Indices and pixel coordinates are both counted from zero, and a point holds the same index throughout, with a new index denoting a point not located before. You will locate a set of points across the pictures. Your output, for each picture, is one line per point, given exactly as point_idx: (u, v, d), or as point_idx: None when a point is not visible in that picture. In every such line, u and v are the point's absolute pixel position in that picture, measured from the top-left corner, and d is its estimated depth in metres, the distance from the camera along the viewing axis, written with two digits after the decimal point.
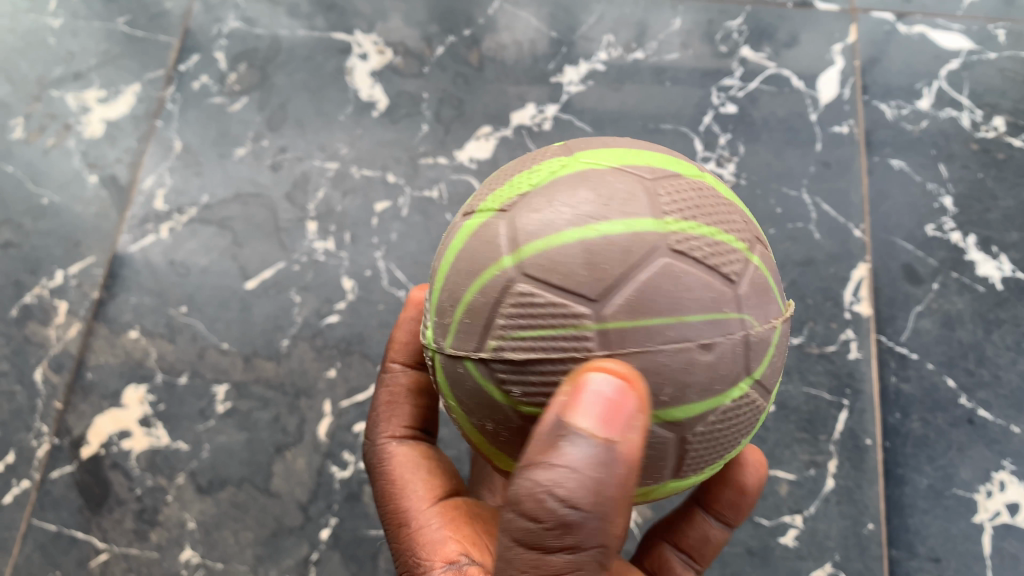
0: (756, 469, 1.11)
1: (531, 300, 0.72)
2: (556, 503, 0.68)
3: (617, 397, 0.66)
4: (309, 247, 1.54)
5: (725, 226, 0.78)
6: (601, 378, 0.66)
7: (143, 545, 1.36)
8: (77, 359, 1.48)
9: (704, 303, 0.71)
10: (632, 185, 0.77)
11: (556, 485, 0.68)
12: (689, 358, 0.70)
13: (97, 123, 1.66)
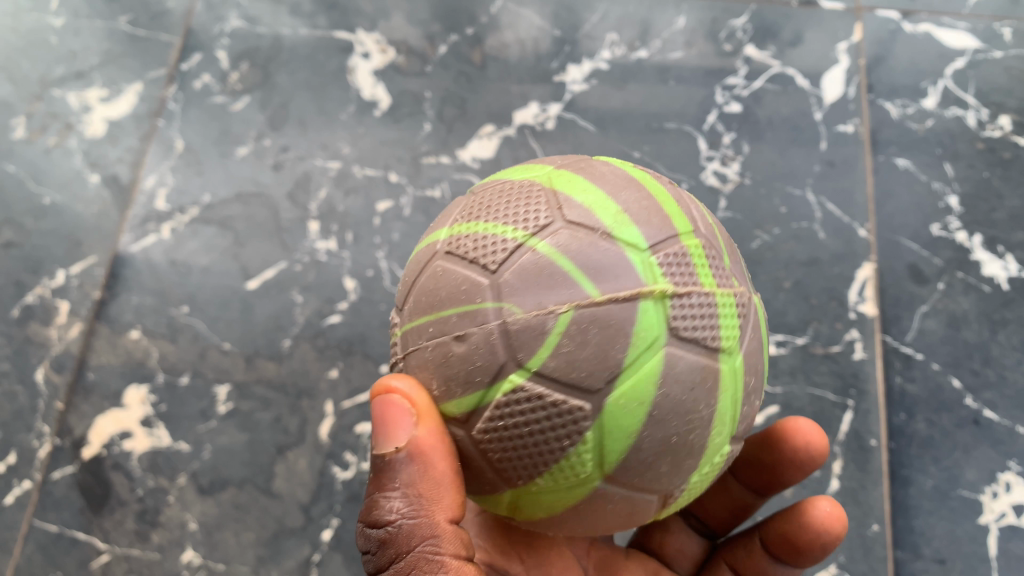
0: (824, 526, 1.06)
1: (429, 272, 0.80)
2: (388, 510, 0.86)
3: (398, 409, 0.79)
4: (310, 247, 1.54)
5: (541, 219, 0.77)
6: (391, 395, 0.79)
7: (144, 546, 1.35)
8: (79, 359, 1.47)
9: (453, 295, 0.76)
10: (468, 202, 0.84)
11: (389, 502, 0.86)
12: (446, 351, 0.75)
13: (99, 123, 1.66)
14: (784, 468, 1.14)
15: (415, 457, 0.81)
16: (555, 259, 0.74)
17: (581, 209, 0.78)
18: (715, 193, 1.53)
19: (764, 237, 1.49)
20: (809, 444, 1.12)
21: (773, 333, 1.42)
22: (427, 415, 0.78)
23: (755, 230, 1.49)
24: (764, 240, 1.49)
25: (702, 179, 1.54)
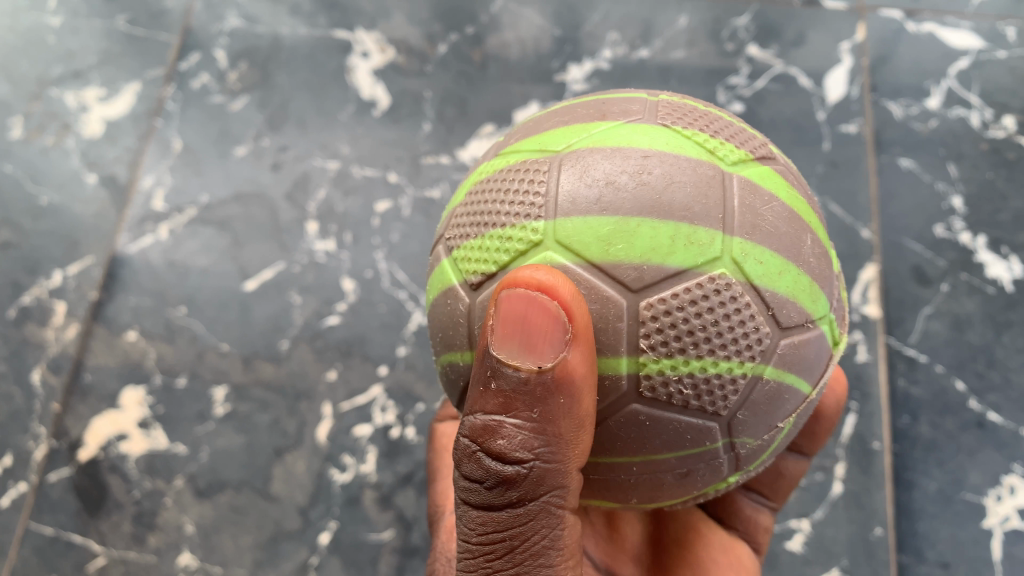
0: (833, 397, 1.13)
1: (630, 424, 0.69)
2: (513, 446, 0.70)
3: (553, 315, 0.64)
4: (309, 247, 1.53)
5: (752, 334, 0.68)
6: (546, 299, 0.64)
7: (142, 549, 1.34)
8: (76, 360, 1.46)
9: (673, 443, 0.70)
10: (618, 304, 0.66)
11: (509, 434, 0.69)
12: (660, 481, 0.74)
13: (96, 122, 1.65)
14: None
15: (557, 385, 0.66)
16: (782, 381, 0.71)
17: (786, 306, 0.69)
18: None
19: None
20: None
21: None
22: (583, 331, 0.65)
23: None
24: None
25: None
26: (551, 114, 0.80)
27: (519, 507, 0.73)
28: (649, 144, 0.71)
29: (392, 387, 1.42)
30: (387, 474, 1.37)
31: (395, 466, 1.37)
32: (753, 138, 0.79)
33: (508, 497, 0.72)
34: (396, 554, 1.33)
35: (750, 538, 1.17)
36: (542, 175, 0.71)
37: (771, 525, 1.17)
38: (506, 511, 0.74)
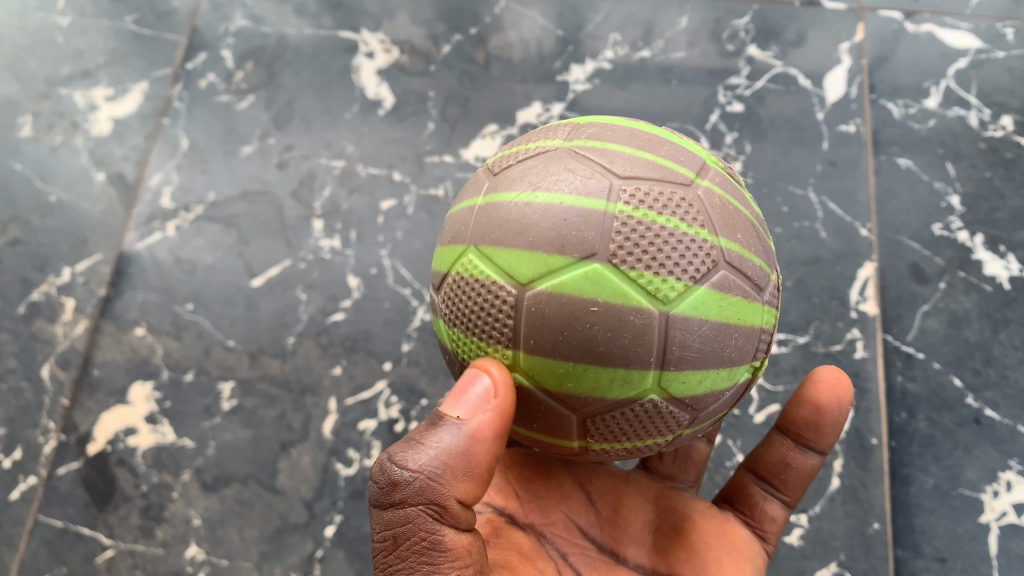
0: (833, 387, 1.08)
1: (581, 458, 0.86)
2: (411, 462, 0.81)
3: (479, 396, 0.77)
4: (315, 245, 1.55)
5: (679, 418, 0.80)
6: (476, 378, 0.77)
7: (149, 542, 1.36)
8: (84, 355, 1.48)
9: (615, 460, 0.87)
10: (566, 417, 0.79)
11: (417, 452, 0.81)
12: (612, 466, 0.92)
13: (104, 121, 1.67)
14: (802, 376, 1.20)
15: (472, 436, 0.81)
16: (706, 423, 0.84)
17: (707, 395, 0.79)
18: None
19: None
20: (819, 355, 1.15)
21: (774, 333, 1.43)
22: (504, 409, 0.77)
23: None
24: None
25: None
26: (522, 210, 0.76)
27: (403, 511, 0.81)
28: (598, 296, 0.72)
29: (395, 382, 1.44)
30: None
31: None
32: (706, 242, 0.75)
33: (391, 501, 0.82)
34: None
35: (760, 527, 1.13)
36: (509, 308, 0.75)
37: (781, 516, 1.13)
38: (393, 512, 0.82)
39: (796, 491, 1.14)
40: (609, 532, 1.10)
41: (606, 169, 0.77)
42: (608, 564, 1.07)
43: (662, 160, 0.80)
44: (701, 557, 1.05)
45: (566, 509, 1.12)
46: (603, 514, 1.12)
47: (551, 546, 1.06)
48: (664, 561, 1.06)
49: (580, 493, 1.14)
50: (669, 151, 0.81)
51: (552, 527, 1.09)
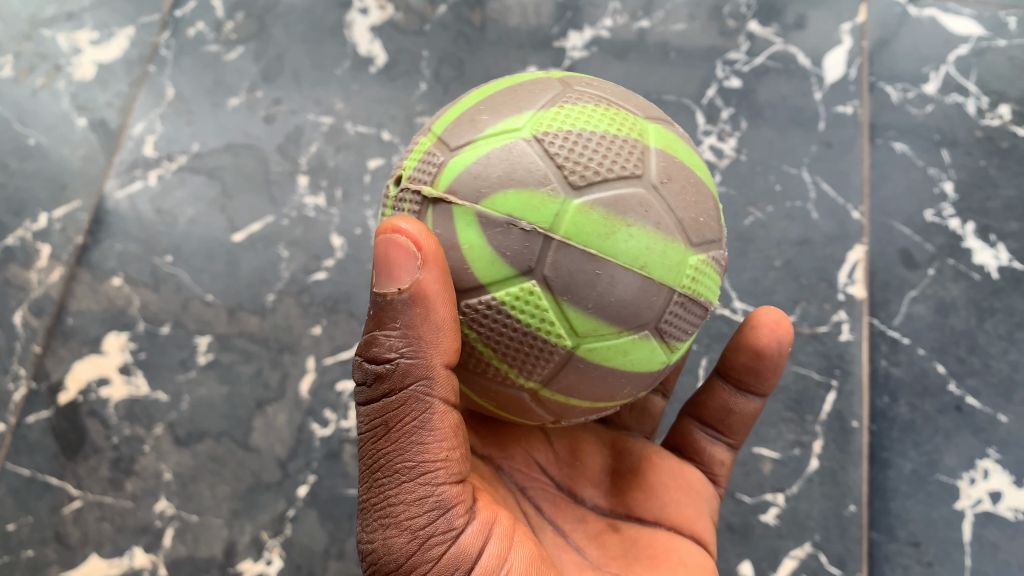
0: (772, 331, 1.09)
1: None
2: (386, 346, 0.79)
3: (404, 247, 0.74)
4: (298, 202, 1.52)
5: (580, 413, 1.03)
6: (398, 235, 0.74)
7: (118, 494, 1.34)
8: (59, 303, 1.45)
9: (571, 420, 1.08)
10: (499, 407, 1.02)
11: (386, 340, 0.79)
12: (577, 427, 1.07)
13: (88, 66, 1.63)
14: (739, 350, 1.11)
15: (416, 301, 0.74)
16: None
17: None
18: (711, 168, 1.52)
19: (756, 215, 1.49)
20: (755, 329, 1.09)
21: None
22: (434, 259, 0.74)
23: (748, 207, 1.49)
24: (757, 217, 1.48)
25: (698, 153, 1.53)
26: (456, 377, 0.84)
27: (393, 397, 0.80)
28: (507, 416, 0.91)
29: None
30: None
31: None
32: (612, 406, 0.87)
33: (379, 389, 0.80)
34: None
35: (710, 471, 1.17)
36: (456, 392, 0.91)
37: (728, 459, 1.17)
38: (384, 399, 0.81)
39: (741, 433, 1.17)
40: (567, 473, 1.10)
41: (531, 403, 0.83)
42: (568, 503, 1.07)
43: (586, 388, 0.81)
44: (660, 499, 1.07)
45: (525, 446, 1.11)
46: (562, 454, 1.12)
47: (509, 479, 1.07)
48: (625, 500, 1.08)
49: (541, 434, 1.13)
50: (593, 376, 0.79)
51: (510, 460, 1.09)
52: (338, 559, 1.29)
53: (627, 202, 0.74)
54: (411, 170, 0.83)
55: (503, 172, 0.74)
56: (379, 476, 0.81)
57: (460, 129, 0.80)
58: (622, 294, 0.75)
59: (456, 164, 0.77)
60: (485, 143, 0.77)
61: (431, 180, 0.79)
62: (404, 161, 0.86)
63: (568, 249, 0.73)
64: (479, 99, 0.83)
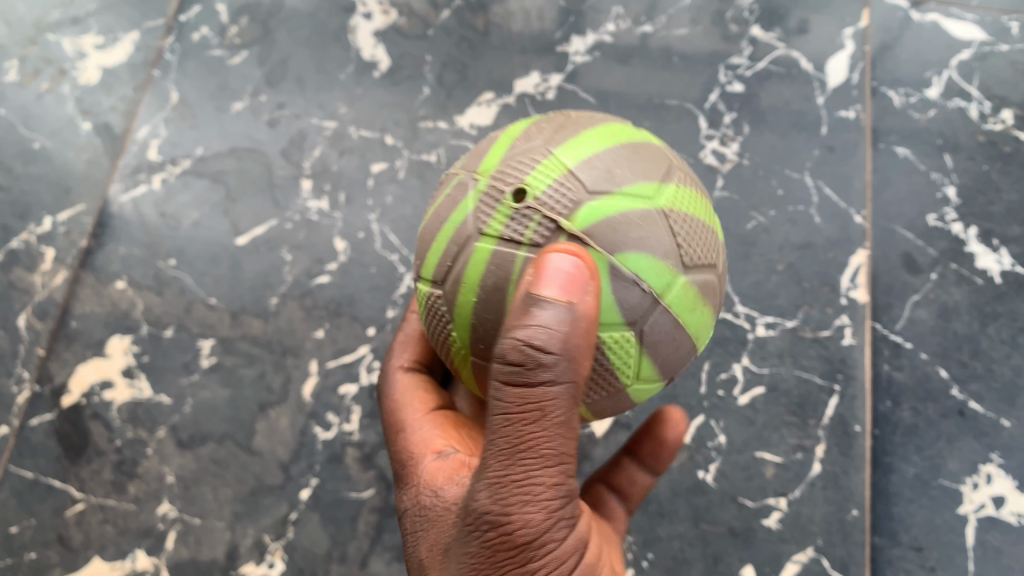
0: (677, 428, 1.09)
1: None
2: (540, 344, 0.74)
3: (576, 271, 0.74)
4: (302, 205, 1.52)
5: None
6: (566, 261, 0.74)
7: (120, 497, 1.34)
8: (62, 307, 1.45)
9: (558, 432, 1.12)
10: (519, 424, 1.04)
11: (538, 337, 0.74)
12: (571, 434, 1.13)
13: (93, 70, 1.63)
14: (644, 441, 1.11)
15: (583, 317, 0.75)
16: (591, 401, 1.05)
17: None
18: (713, 172, 1.53)
19: (759, 219, 1.49)
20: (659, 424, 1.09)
21: (763, 315, 1.42)
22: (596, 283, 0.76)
23: (751, 212, 1.50)
24: (760, 222, 1.49)
25: (701, 158, 1.54)
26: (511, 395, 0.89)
27: (535, 391, 0.77)
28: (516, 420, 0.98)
29: (378, 347, 1.42)
30: (371, 434, 1.36)
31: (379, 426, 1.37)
32: None
33: (525, 382, 0.76)
34: (376, 513, 1.32)
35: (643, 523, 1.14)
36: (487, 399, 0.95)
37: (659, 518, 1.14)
38: (521, 391, 0.77)
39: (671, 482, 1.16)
40: None
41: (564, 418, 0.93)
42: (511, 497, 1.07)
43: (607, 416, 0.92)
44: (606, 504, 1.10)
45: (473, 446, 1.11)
46: None
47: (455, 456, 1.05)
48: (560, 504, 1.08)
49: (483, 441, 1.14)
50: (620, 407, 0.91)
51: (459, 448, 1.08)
52: (339, 563, 1.29)
53: (705, 279, 0.86)
54: (535, 186, 0.81)
55: (632, 245, 0.79)
56: (523, 461, 0.79)
57: (586, 175, 0.81)
58: (679, 352, 0.87)
59: (598, 211, 0.79)
60: (622, 201, 0.80)
61: (568, 211, 0.79)
62: (494, 192, 0.83)
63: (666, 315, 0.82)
64: (591, 148, 0.84)
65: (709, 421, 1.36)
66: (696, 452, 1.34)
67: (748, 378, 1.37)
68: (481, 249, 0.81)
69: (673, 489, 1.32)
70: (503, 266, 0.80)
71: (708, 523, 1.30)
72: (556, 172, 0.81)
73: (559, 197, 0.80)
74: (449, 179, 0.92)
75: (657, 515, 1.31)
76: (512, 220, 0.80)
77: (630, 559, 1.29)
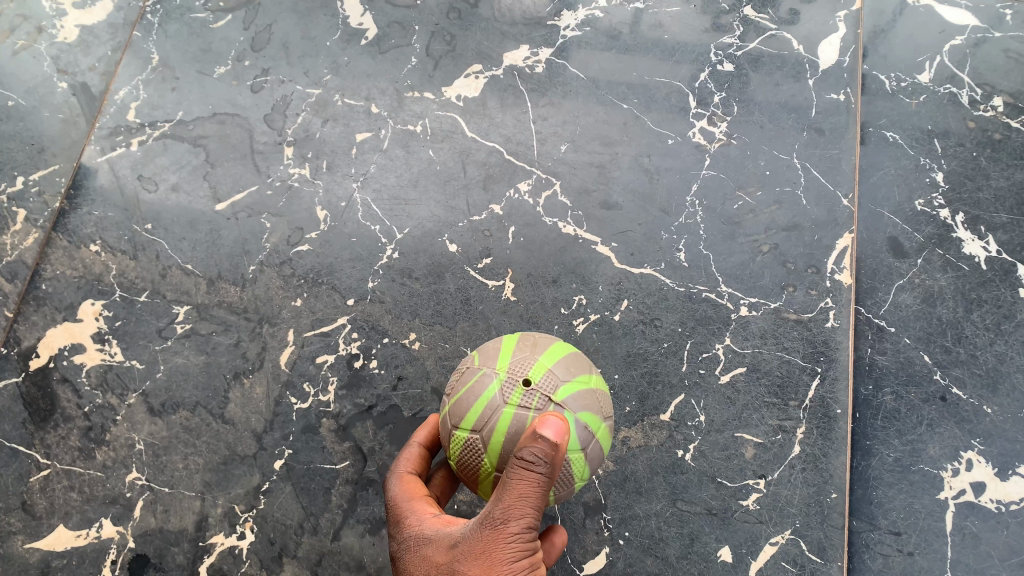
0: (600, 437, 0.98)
1: None
2: (535, 460, 0.87)
3: (558, 431, 0.88)
4: (283, 173, 1.50)
5: None
6: (550, 426, 0.87)
7: (88, 464, 1.31)
8: (33, 268, 1.42)
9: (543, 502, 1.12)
10: None
11: (535, 459, 0.87)
12: None
13: (71, 28, 1.60)
14: None
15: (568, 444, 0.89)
16: None
17: None
18: (700, 152, 1.52)
19: (745, 200, 1.48)
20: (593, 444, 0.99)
21: (746, 296, 1.41)
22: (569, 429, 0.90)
23: (738, 192, 1.48)
24: (746, 203, 1.48)
25: (688, 137, 1.53)
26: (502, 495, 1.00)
27: (527, 488, 0.89)
28: None
29: (358, 318, 1.40)
30: (347, 404, 1.34)
31: (356, 397, 1.34)
32: None
33: (522, 481, 0.89)
34: (350, 485, 1.29)
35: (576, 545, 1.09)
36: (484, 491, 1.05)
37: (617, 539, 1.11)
38: (517, 488, 0.89)
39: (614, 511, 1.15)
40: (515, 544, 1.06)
41: None
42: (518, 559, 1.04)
43: None
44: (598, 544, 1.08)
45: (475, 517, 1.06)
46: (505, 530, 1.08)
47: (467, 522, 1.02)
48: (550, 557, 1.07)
49: None
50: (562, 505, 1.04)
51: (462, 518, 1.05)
52: (311, 535, 1.27)
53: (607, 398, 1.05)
54: (534, 376, 0.94)
55: (590, 403, 0.96)
56: (508, 533, 0.92)
57: (562, 364, 0.97)
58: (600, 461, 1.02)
59: (580, 377, 0.96)
60: (575, 383, 0.96)
61: (552, 390, 0.93)
62: (500, 384, 0.94)
63: (599, 444, 0.97)
64: (558, 358, 0.97)
65: (689, 400, 1.35)
66: (676, 431, 1.33)
67: (730, 358, 1.37)
68: (506, 414, 0.92)
69: (652, 467, 1.31)
70: (519, 430, 0.91)
71: (686, 502, 1.29)
72: (542, 371, 0.94)
73: (550, 383, 0.93)
74: (456, 376, 1.01)
75: (635, 493, 1.29)
76: (527, 396, 0.92)
77: (606, 537, 1.28)
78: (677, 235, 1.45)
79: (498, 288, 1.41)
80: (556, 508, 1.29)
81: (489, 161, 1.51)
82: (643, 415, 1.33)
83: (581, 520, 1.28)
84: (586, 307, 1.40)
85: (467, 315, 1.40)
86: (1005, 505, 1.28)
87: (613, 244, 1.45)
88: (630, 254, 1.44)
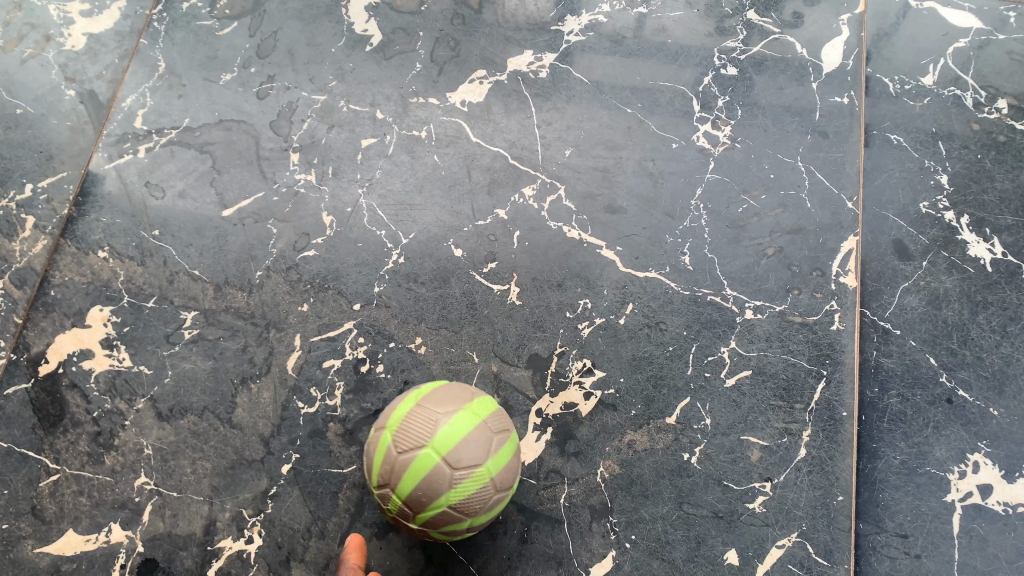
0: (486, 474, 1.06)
1: None
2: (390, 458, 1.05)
3: (406, 437, 1.05)
4: (290, 178, 1.50)
5: None
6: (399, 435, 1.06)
7: (96, 469, 1.31)
8: (42, 275, 1.43)
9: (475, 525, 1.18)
10: None
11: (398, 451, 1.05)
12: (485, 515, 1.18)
13: (78, 36, 1.61)
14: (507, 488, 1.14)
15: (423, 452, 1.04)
16: None
17: None
18: (705, 155, 1.52)
19: (750, 203, 1.48)
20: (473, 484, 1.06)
21: (752, 298, 1.42)
22: (414, 447, 1.04)
23: (742, 195, 1.49)
24: (751, 206, 1.48)
25: (692, 141, 1.53)
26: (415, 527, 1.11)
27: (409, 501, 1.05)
28: None
29: (364, 323, 1.40)
30: (354, 409, 1.34)
31: (362, 402, 1.35)
32: None
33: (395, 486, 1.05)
34: (356, 489, 1.30)
35: None
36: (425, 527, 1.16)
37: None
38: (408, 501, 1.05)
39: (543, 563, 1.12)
40: None
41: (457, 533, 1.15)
42: None
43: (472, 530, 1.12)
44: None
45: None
46: None
47: None
48: None
49: None
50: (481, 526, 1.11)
51: None
52: (319, 539, 1.28)
53: (503, 432, 1.10)
54: (390, 444, 1.06)
55: (449, 464, 1.03)
56: None
57: (424, 429, 1.05)
58: (495, 499, 1.07)
59: (419, 469, 1.03)
60: (432, 450, 1.03)
61: (403, 460, 1.04)
62: (376, 452, 1.08)
63: (473, 493, 1.04)
64: (425, 423, 1.06)
65: (694, 403, 1.35)
66: (682, 434, 1.33)
67: (735, 361, 1.37)
68: (376, 478, 1.07)
69: (658, 470, 1.31)
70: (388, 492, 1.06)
71: (692, 505, 1.29)
72: (403, 443, 1.05)
73: (404, 453, 1.04)
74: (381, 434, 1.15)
75: (641, 496, 1.29)
76: (402, 505, 1.05)
77: (613, 540, 1.27)
78: (682, 239, 1.46)
79: (503, 293, 1.42)
80: (562, 511, 1.28)
81: (493, 166, 1.52)
82: (649, 418, 1.34)
83: (587, 523, 1.28)
84: (591, 310, 1.41)
85: (472, 319, 1.40)
86: (1012, 507, 1.28)
87: (617, 248, 1.45)
88: (635, 258, 1.44)
